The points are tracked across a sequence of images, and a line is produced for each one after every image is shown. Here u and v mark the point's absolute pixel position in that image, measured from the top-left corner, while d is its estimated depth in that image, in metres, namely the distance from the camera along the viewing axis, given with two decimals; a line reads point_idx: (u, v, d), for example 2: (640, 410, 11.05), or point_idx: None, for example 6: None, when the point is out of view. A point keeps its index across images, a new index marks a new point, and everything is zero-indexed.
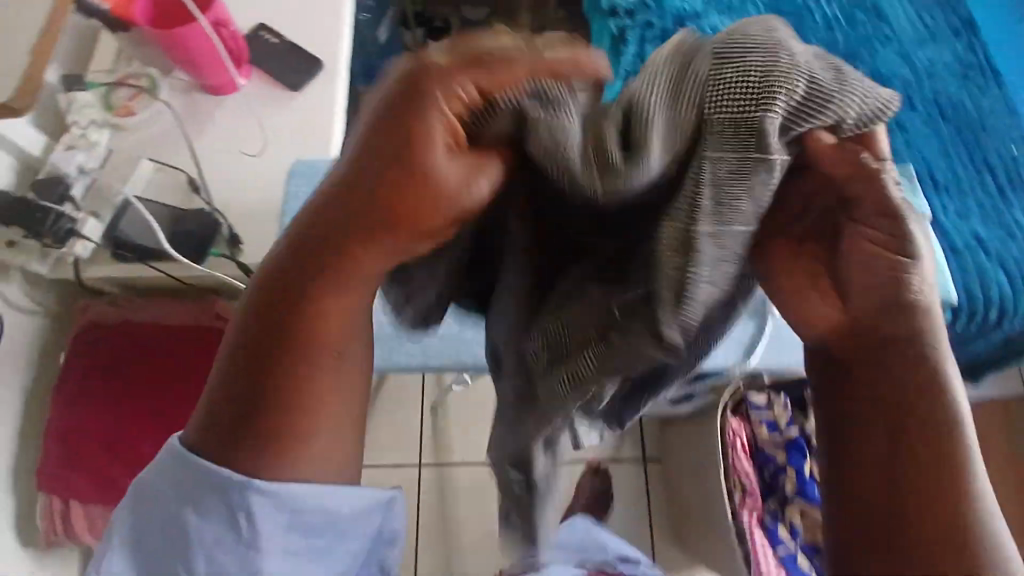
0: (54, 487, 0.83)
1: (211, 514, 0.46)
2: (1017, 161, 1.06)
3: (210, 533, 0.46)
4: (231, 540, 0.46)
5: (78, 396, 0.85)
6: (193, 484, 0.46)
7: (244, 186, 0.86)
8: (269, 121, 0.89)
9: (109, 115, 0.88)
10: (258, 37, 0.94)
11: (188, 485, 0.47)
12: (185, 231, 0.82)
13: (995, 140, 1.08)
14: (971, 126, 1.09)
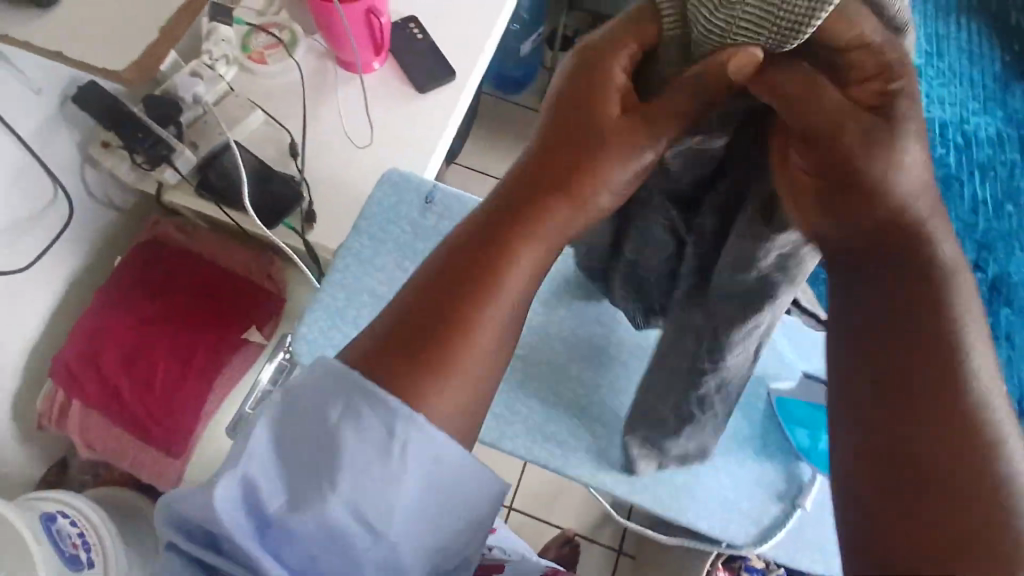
0: (67, 380, 0.85)
1: (362, 436, 0.38)
2: None
3: (349, 450, 0.38)
4: (369, 473, 0.38)
5: (114, 305, 0.87)
6: (357, 401, 0.38)
7: (338, 165, 0.87)
8: (383, 111, 0.89)
9: (242, 55, 0.90)
10: (405, 28, 0.94)
11: (313, 415, 0.39)
12: (267, 194, 0.84)
13: None
14: None
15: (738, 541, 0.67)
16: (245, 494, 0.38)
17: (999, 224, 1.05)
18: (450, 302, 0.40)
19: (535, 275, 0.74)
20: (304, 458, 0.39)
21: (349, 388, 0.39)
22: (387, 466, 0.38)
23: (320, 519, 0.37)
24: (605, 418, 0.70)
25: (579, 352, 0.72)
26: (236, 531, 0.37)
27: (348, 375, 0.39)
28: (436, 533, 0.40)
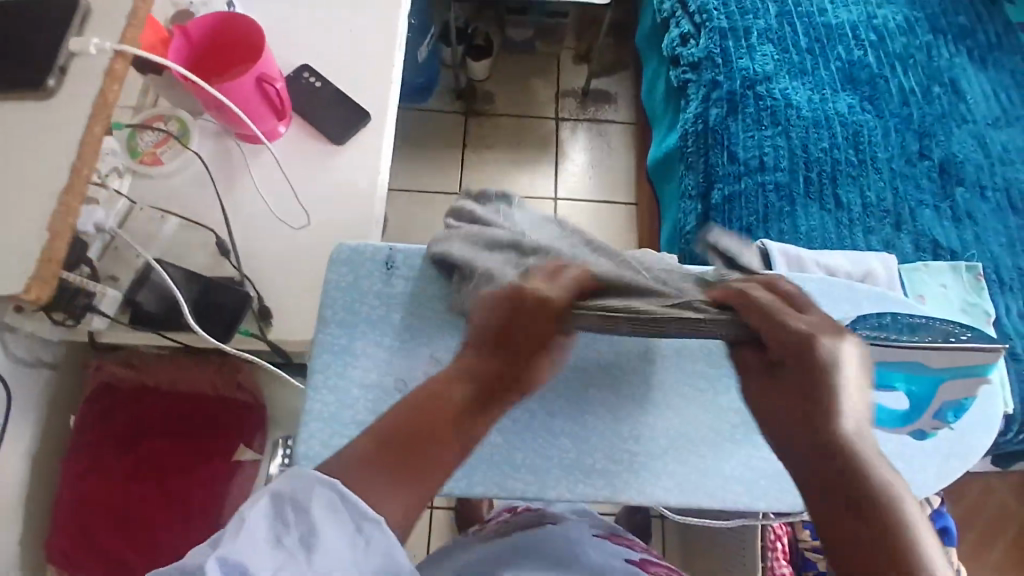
0: (62, 564, 0.78)
1: (340, 526, 0.41)
2: None
3: (332, 537, 0.40)
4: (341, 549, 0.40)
5: (92, 471, 0.80)
6: (335, 493, 0.42)
7: (277, 251, 0.80)
8: (307, 180, 0.83)
9: (132, 161, 0.82)
10: (299, 79, 0.86)
11: (296, 508, 0.41)
12: (212, 306, 0.76)
13: None
14: None
15: (791, 508, 0.67)
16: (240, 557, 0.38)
17: (931, 107, 1.08)
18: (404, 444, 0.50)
19: None
20: (286, 537, 0.40)
21: (335, 488, 0.42)
22: (359, 542, 0.41)
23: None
24: (641, 436, 0.67)
25: (589, 376, 0.69)
26: None
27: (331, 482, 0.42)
28: None
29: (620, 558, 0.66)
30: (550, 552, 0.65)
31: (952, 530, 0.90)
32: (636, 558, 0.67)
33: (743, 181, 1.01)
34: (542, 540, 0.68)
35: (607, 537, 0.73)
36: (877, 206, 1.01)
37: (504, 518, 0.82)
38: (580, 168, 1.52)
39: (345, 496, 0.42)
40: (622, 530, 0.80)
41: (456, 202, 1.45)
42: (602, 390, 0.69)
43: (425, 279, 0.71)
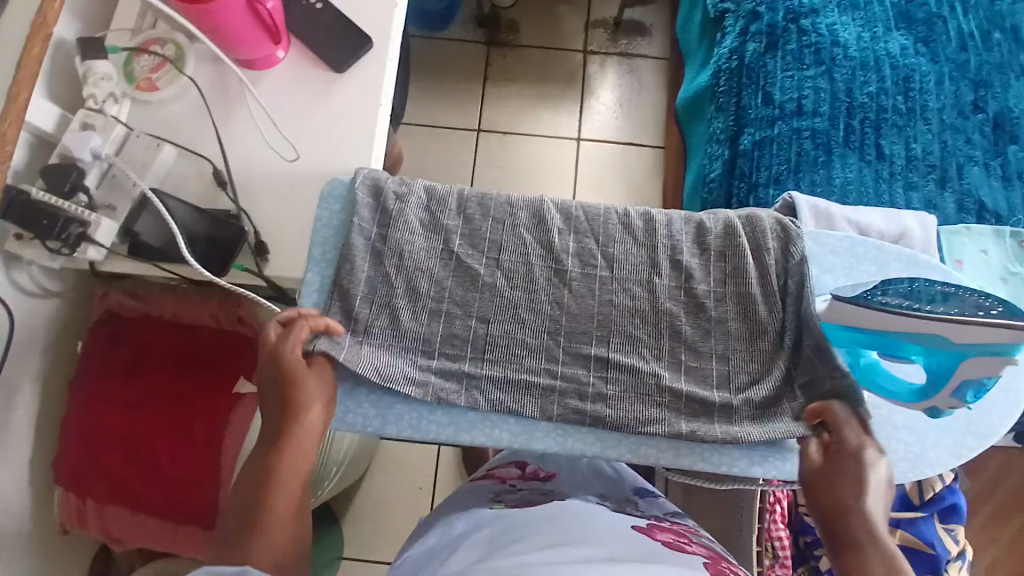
0: (76, 480, 0.81)
1: None
2: None
3: None
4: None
5: (91, 396, 0.81)
6: None
7: (271, 184, 0.78)
8: (309, 109, 0.80)
9: (129, 87, 0.79)
10: (301, 1, 0.83)
11: None
12: (198, 239, 0.75)
13: None
14: None
15: (794, 477, 0.65)
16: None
17: (993, 53, 0.98)
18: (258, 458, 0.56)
19: (522, 260, 0.68)
20: None
21: None
22: None
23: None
24: (638, 393, 0.65)
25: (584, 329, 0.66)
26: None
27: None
28: None
29: (626, 524, 0.64)
30: (552, 525, 0.62)
31: (959, 505, 0.88)
32: (644, 524, 0.65)
33: (776, 126, 0.94)
34: (550, 511, 0.66)
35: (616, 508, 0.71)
36: (922, 159, 0.93)
37: (510, 487, 0.77)
38: (607, 107, 1.43)
39: None
40: (634, 499, 0.77)
41: (475, 138, 1.39)
42: (599, 344, 0.66)
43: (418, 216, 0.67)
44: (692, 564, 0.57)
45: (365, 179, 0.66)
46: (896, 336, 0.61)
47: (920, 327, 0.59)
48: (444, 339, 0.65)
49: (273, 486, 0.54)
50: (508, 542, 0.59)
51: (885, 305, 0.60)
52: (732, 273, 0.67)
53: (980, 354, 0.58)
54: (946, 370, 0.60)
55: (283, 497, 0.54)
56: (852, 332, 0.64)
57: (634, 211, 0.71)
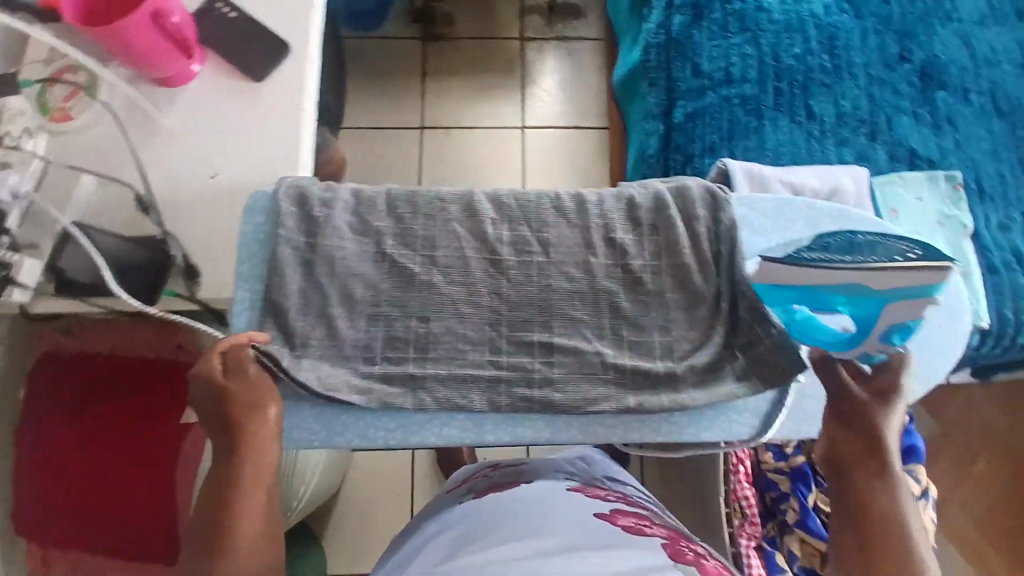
0: (34, 532, 0.79)
1: None
2: None
3: None
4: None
5: (40, 434, 0.80)
6: None
7: (198, 204, 0.76)
8: (230, 124, 0.78)
9: (44, 119, 0.77)
10: (213, 12, 0.81)
11: None
12: (133, 267, 0.73)
13: None
14: None
15: (743, 437, 0.66)
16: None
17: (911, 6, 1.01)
18: (215, 480, 0.53)
19: (458, 254, 0.67)
20: None
21: None
22: None
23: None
24: (586, 374, 0.65)
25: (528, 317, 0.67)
26: None
27: None
28: None
29: (588, 512, 0.63)
30: (512, 521, 0.61)
31: (918, 447, 0.90)
32: (606, 511, 0.64)
33: (707, 96, 0.95)
34: (511, 506, 0.65)
35: (582, 489, 0.70)
36: (852, 114, 0.95)
37: (483, 476, 0.77)
38: (549, 92, 1.43)
39: None
40: (606, 479, 0.77)
41: (419, 136, 1.38)
42: (541, 330, 0.66)
43: (348, 221, 0.66)
44: (650, 546, 0.57)
45: (285, 188, 0.65)
46: (826, 288, 0.59)
47: (852, 280, 0.57)
48: (385, 343, 0.64)
49: (236, 498, 0.52)
50: (469, 546, 0.58)
51: (816, 261, 0.58)
52: (666, 250, 0.68)
53: (905, 296, 0.58)
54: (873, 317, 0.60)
55: (248, 508, 0.52)
56: (786, 291, 0.63)
57: (566, 194, 0.70)
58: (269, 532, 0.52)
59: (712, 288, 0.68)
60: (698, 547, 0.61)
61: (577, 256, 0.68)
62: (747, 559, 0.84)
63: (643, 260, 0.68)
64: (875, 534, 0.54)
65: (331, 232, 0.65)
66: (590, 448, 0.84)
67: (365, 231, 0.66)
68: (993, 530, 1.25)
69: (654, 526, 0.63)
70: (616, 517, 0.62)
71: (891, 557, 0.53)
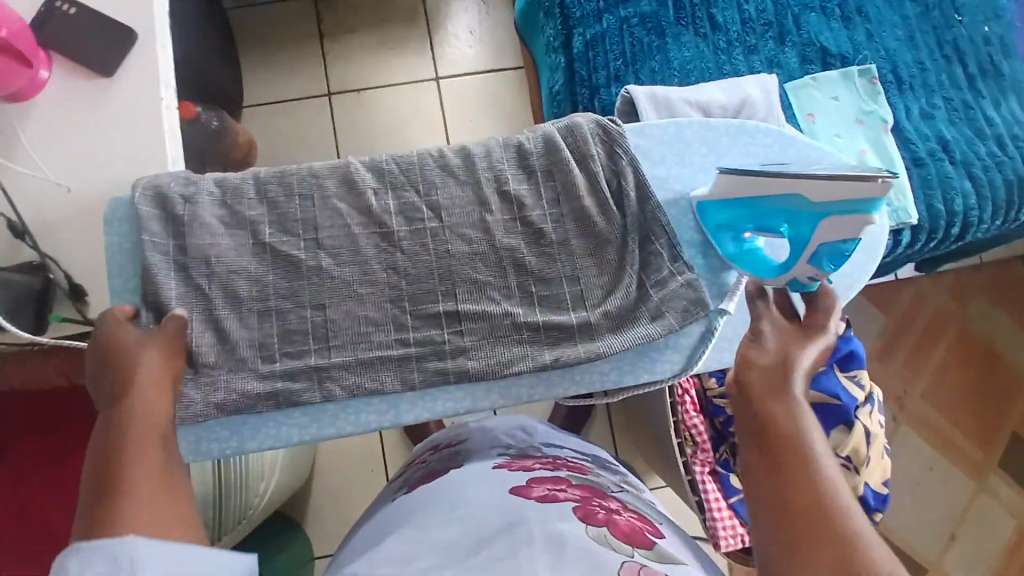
0: None
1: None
2: (987, 45, 0.94)
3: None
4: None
5: None
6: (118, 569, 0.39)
7: (71, 221, 0.71)
8: (90, 128, 0.72)
9: None
10: (47, 5, 0.73)
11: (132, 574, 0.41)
12: (27, 303, 0.68)
13: (964, 21, 0.95)
14: (939, 4, 0.95)
15: (666, 377, 0.64)
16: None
17: None
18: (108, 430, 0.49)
19: (347, 235, 0.64)
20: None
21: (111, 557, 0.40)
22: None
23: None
24: (498, 337, 0.63)
25: None
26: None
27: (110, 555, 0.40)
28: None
29: (501, 491, 0.57)
30: (425, 514, 0.57)
31: (858, 351, 0.89)
32: (521, 484, 0.59)
33: (604, 20, 0.89)
34: (432, 496, 0.61)
35: (506, 465, 0.67)
36: (757, 19, 0.91)
37: (422, 462, 0.78)
38: (460, 37, 1.35)
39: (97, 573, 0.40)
40: (540, 448, 0.76)
41: (328, 104, 1.30)
42: (445, 299, 0.63)
43: (223, 219, 0.62)
44: (560, 510, 0.52)
45: (142, 191, 0.61)
46: (762, 199, 0.58)
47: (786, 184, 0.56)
48: (282, 338, 0.61)
49: (128, 456, 0.47)
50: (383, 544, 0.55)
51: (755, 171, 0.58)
52: (565, 196, 0.65)
53: (840, 215, 0.54)
54: (807, 234, 0.56)
55: (144, 464, 0.47)
56: (730, 206, 0.62)
57: (450, 150, 0.67)
58: (167, 482, 0.47)
59: (618, 230, 0.65)
60: (612, 503, 0.57)
61: (471, 214, 0.65)
62: (702, 485, 0.86)
63: (541, 210, 0.65)
64: (783, 462, 0.46)
65: (199, 231, 0.61)
66: (533, 419, 0.84)
67: (238, 224, 0.63)
68: (952, 414, 1.29)
69: (568, 489, 0.57)
70: (530, 488, 0.56)
71: (806, 487, 0.44)
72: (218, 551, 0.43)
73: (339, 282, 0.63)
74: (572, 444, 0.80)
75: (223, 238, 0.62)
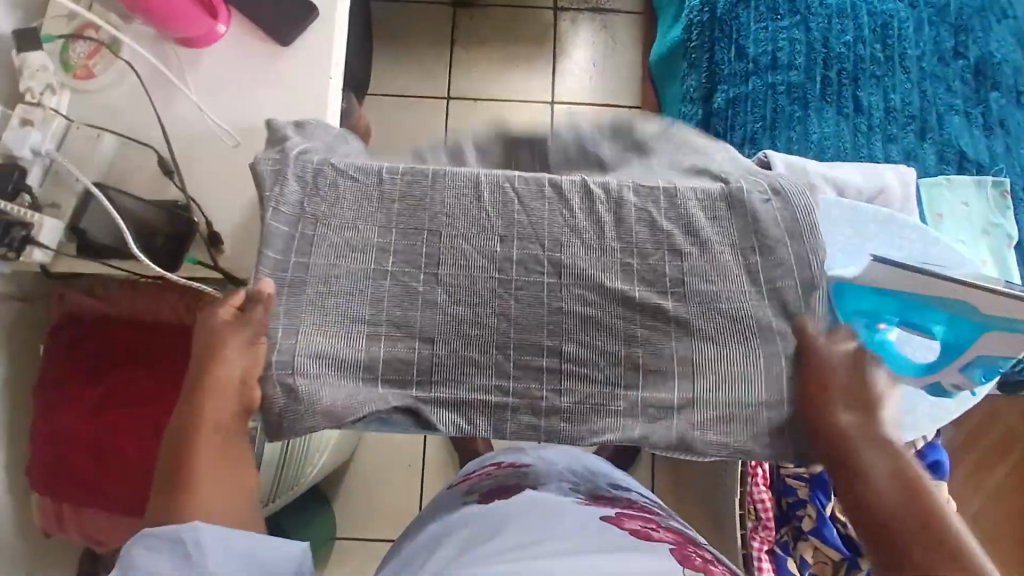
0: (48, 488, 0.79)
1: (175, 570, 0.44)
2: None
3: (179, 571, 0.44)
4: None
5: (62, 395, 0.79)
6: (175, 545, 0.45)
7: (221, 172, 0.75)
8: (257, 89, 0.76)
9: (67, 77, 0.75)
10: None
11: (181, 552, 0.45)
12: (156, 234, 0.72)
13: None
14: None
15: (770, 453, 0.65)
16: None
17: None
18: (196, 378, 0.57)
19: (498, 243, 0.68)
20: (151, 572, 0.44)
21: (165, 535, 0.45)
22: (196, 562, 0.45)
23: None
24: (588, 377, 0.65)
25: (558, 298, 0.66)
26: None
27: (165, 530, 0.46)
28: None
29: (594, 515, 0.61)
30: (515, 521, 0.60)
31: (942, 463, 0.86)
32: (612, 515, 0.62)
33: (750, 81, 0.90)
34: (513, 507, 0.64)
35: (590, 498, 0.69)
36: (901, 109, 0.90)
37: (485, 475, 0.77)
38: (582, 66, 1.38)
39: (155, 549, 0.45)
40: (609, 487, 0.75)
41: (445, 106, 1.34)
42: (550, 277, 0.67)
43: (388, 211, 0.68)
44: (657, 550, 0.55)
45: (296, 165, 0.67)
46: (920, 300, 0.61)
47: (954, 293, 0.58)
48: (399, 234, 0.67)
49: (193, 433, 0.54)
50: (480, 539, 0.58)
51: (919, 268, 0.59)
52: (711, 250, 0.67)
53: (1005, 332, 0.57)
54: (965, 343, 0.60)
55: (205, 440, 0.54)
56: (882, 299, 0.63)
57: (578, 181, 0.70)
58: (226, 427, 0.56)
59: (740, 285, 0.66)
60: (706, 553, 0.59)
61: (564, 227, 0.68)
62: (757, 562, 0.85)
63: (686, 268, 0.67)
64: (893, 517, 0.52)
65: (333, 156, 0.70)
66: (590, 455, 0.83)
67: (364, 184, 0.69)
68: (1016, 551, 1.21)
69: (659, 530, 0.62)
70: (624, 520, 0.61)
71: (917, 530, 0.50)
72: (277, 537, 0.49)
73: (478, 282, 0.67)
74: (637, 488, 0.80)
75: (378, 214, 0.68)
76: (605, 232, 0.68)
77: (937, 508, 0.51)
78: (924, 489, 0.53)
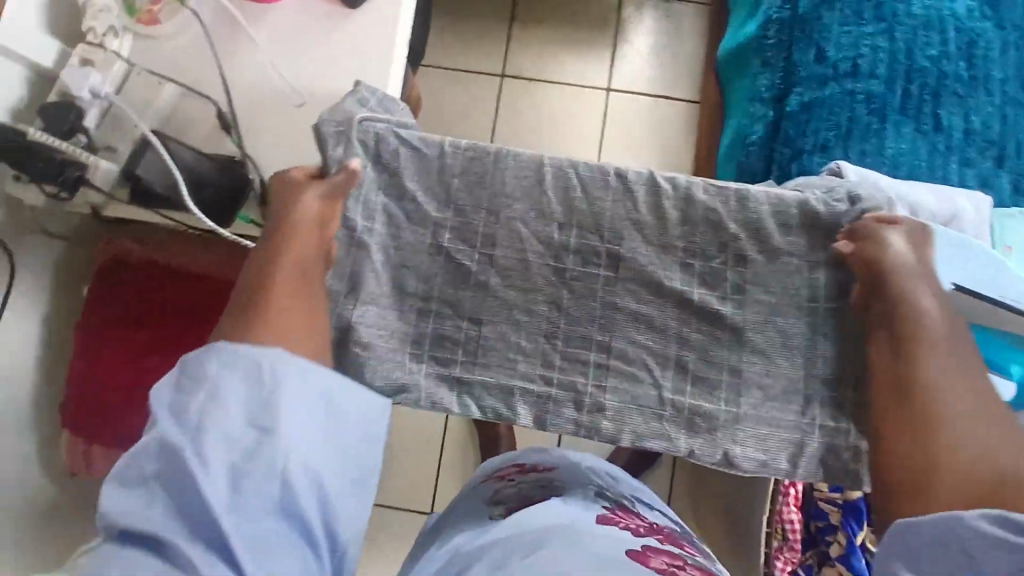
0: (77, 427, 0.79)
1: (249, 395, 0.46)
2: None
3: (250, 400, 0.46)
4: (260, 405, 0.46)
5: (104, 338, 0.79)
6: (255, 373, 0.47)
7: (277, 131, 0.73)
8: (321, 50, 0.74)
9: (132, 21, 0.74)
10: None
11: (255, 380, 0.47)
12: (206, 186, 0.70)
13: None
14: None
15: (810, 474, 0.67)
16: (134, 495, 0.42)
17: None
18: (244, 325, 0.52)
19: (558, 227, 0.66)
20: (222, 393, 0.46)
21: (247, 362, 0.48)
22: (272, 392, 0.47)
23: (240, 454, 0.44)
24: (636, 377, 0.65)
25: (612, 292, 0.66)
26: (206, 398, 0.45)
27: (248, 357, 0.48)
28: (339, 454, 0.48)
29: (620, 547, 0.58)
30: (539, 543, 0.57)
31: None
32: (639, 548, 0.59)
33: (827, 86, 0.86)
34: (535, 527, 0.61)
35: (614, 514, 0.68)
36: (981, 133, 0.86)
37: (508, 478, 0.77)
38: (642, 55, 1.33)
39: (236, 371, 0.47)
40: (634, 502, 0.74)
41: (498, 84, 1.31)
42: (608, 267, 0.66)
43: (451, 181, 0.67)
44: None
45: (360, 129, 0.64)
46: None
47: None
48: (458, 210, 0.67)
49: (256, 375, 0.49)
50: (510, 560, 0.55)
51: None
52: (777, 255, 0.65)
53: None
54: None
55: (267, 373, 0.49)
56: None
57: (645, 172, 0.66)
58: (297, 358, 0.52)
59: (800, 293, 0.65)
60: None
61: (627, 217, 0.66)
62: None
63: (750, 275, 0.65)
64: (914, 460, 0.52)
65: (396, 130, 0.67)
66: (608, 462, 0.81)
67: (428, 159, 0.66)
68: None
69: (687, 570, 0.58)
70: (650, 558, 0.57)
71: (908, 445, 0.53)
72: (359, 389, 0.52)
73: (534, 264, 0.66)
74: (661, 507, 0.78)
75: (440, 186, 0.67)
76: (668, 229, 0.66)
77: (970, 450, 0.50)
78: (952, 424, 0.51)
